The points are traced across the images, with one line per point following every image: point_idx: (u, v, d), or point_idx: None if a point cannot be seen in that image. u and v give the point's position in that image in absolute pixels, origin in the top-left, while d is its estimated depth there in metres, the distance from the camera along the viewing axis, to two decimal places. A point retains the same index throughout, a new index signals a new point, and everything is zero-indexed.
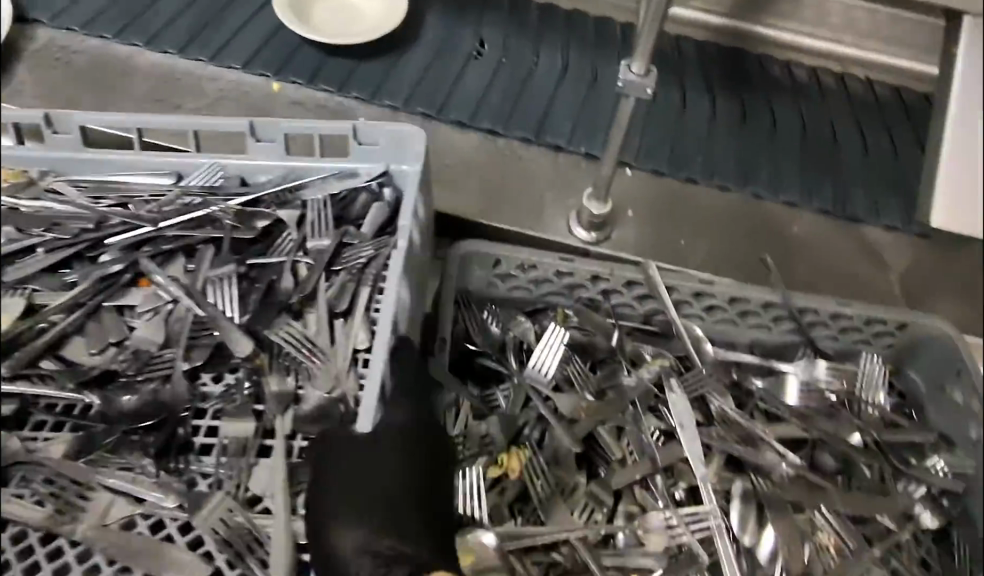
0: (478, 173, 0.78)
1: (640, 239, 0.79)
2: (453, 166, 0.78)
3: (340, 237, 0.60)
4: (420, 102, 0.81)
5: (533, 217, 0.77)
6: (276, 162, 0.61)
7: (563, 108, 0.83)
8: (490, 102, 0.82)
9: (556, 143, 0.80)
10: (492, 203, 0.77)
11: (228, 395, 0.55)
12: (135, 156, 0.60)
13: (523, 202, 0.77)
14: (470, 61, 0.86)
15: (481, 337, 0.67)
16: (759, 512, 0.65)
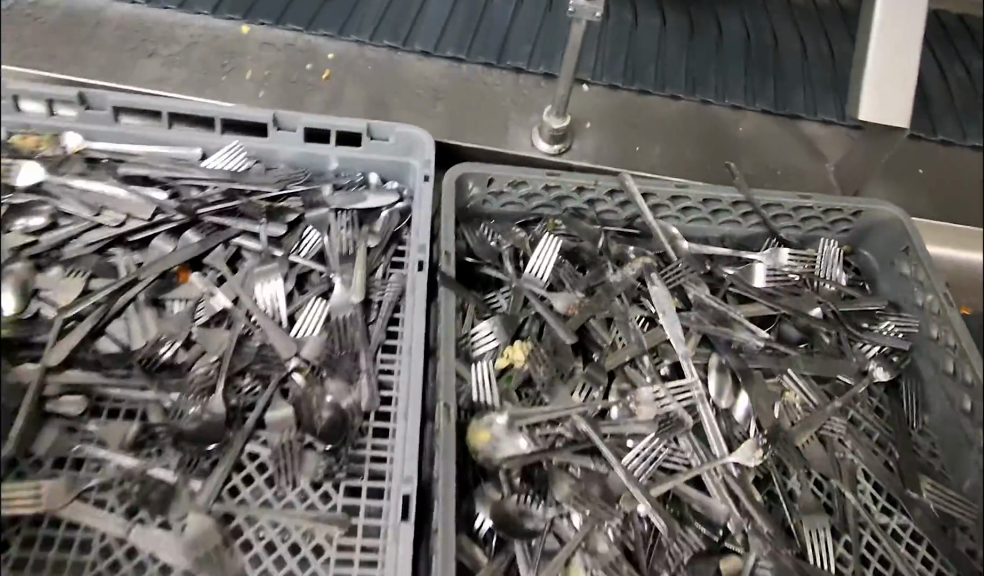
0: (446, 99, 0.85)
1: (599, 146, 0.86)
2: (423, 93, 0.84)
3: (360, 238, 0.69)
4: (385, 36, 0.86)
5: (498, 135, 0.83)
6: (295, 148, 0.72)
7: (521, 32, 0.89)
8: (451, 30, 0.88)
9: (516, 65, 0.87)
10: (459, 125, 0.84)
11: (262, 359, 0.60)
12: (167, 132, 0.69)
13: (491, 123, 0.84)
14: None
15: (481, 247, 0.73)
16: (735, 381, 0.72)
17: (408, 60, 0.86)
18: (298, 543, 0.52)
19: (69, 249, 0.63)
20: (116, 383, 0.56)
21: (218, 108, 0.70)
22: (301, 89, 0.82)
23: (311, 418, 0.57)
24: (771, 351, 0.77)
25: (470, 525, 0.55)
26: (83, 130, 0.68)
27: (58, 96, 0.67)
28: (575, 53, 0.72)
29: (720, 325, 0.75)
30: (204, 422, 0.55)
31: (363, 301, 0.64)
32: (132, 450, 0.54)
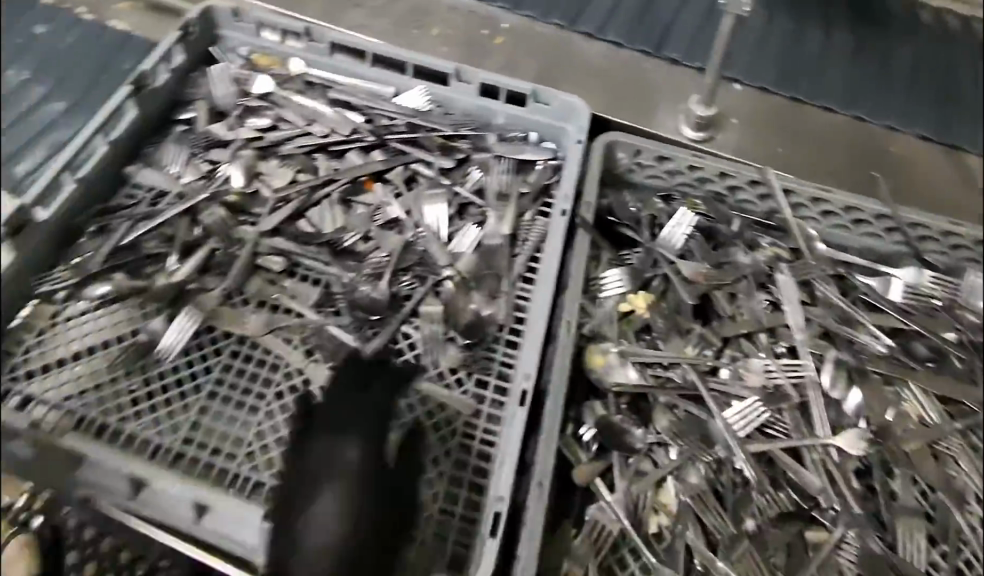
0: (602, 77, 0.94)
1: (740, 141, 0.92)
2: (581, 69, 0.95)
3: (515, 181, 0.77)
4: (555, 14, 0.98)
5: (645, 115, 0.92)
6: (473, 100, 0.80)
7: (679, 28, 0.98)
8: (615, 20, 0.98)
9: (673, 57, 0.96)
10: (611, 101, 0.93)
11: (425, 266, 0.68)
12: (370, 70, 0.80)
13: (639, 104, 0.93)
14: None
15: (622, 210, 0.78)
16: (849, 379, 0.72)
17: (572, 37, 0.97)
18: (426, 412, 0.60)
19: (282, 148, 0.73)
20: (304, 255, 0.65)
21: (416, 57, 0.80)
22: (476, 47, 0.95)
23: (454, 321, 0.65)
24: (895, 361, 0.75)
25: (577, 437, 0.59)
26: (307, 58, 0.80)
27: (288, 28, 0.80)
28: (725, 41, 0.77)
29: (842, 324, 0.75)
30: (367, 298, 0.63)
31: (512, 234, 0.72)
32: (295, 310, 0.62)
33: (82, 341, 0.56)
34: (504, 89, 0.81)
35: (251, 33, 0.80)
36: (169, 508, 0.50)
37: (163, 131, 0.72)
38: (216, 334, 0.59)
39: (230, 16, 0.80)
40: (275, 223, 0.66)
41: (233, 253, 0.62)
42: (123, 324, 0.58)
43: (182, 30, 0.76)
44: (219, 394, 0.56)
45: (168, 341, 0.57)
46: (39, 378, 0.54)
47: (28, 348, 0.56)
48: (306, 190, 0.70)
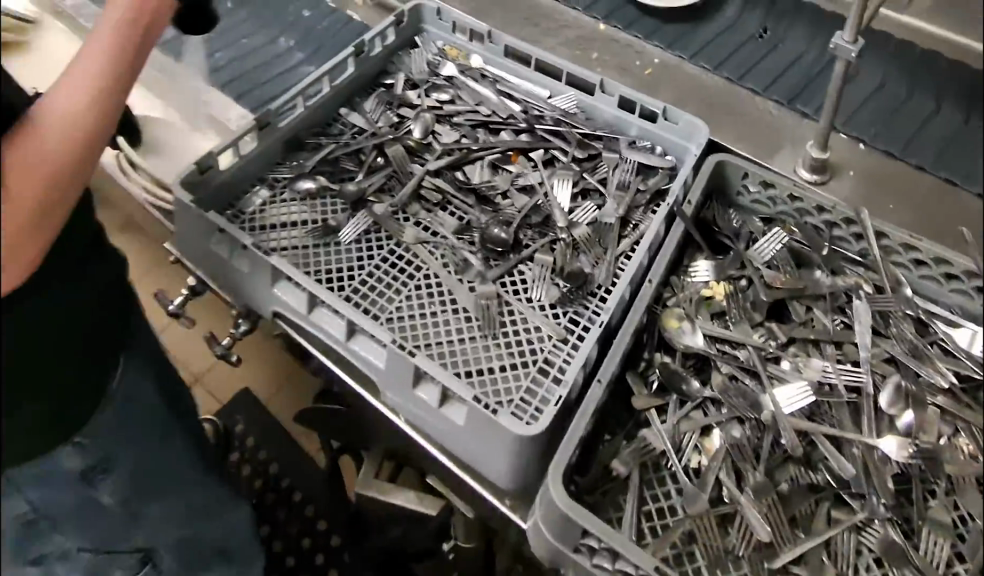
0: (735, 115, 1.06)
1: (852, 192, 0.97)
2: (717, 105, 1.07)
3: (631, 176, 0.90)
4: (703, 59, 1.12)
5: (767, 152, 1.02)
6: (611, 110, 0.96)
7: (814, 87, 1.08)
8: (755, 70, 1.10)
9: (803, 111, 1.05)
10: (740, 135, 1.04)
11: (543, 225, 0.83)
12: (533, 72, 0.99)
13: (764, 142, 1.03)
14: (752, 40, 1.15)
15: (724, 223, 0.88)
16: (905, 404, 0.73)
17: (714, 79, 1.10)
18: (519, 326, 0.72)
19: (451, 117, 0.94)
20: (452, 195, 0.83)
21: (568, 65, 0.97)
22: (626, 73, 1.12)
23: (559, 268, 0.78)
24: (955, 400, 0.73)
25: (643, 375, 0.72)
26: (487, 55, 1.01)
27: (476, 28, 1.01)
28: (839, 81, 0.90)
29: (912, 357, 0.76)
30: (494, 235, 0.79)
31: (623, 218, 0.85)
32: (437, 234, 0.79)
33: (289, 215, 0.78)
34: (640, 104, 0.95)
35: (448, 31, 1.03)
36: (329, 325, 0.66)
37: (368, 90, 0.97)
38: (376, 231, 0.79)
39: (434, 16, 1.03)
40: (438, 170, 0.86)
41: (402, 180, 0.84)
42: (317, 204, 0.80)
43: (397, 19, 1.00)
44: (375, 274, 0.74)
45: (346, 232, 0.77)
46: (260, 230, 0.76)
47: (251, 210, 0.78)
48: (461, 149, 0.89)
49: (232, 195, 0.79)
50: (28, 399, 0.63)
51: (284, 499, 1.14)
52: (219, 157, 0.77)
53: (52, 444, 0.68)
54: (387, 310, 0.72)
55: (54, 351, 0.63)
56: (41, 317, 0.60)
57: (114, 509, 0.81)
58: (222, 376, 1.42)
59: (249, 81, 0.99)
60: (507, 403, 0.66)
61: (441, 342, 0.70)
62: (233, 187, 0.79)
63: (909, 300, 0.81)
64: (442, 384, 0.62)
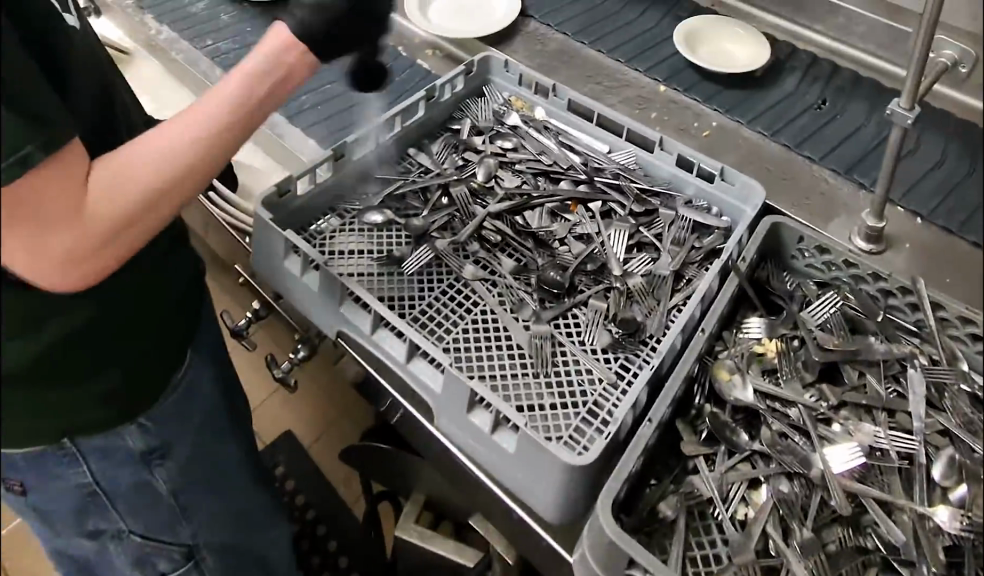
0: (790, 180, 1.08)
1: (909, 264, 0.98)
2: (773, 170, 1.09)
3: (686, 229, 0.93)
4: (761, 125, 1.15)
5: (822, 219, 1.03)
6: (669, 167, 1.00)
7: (872, 158, 1.09)
8: (812, 139, 1.13)
9: (861, 182, 1.06)
10: (796, 202, 1.06)
11: (599, 274, 0.85)
12: (595, 128, 1.04)
13: (820, 209, 1.04)
14: (811, 110, 1.17)
15: (778, 283, 0.90)
16: (959, 474, 0.71)
17: (772, 145, 1.13)
18: (571, 368, 0.74)
19: (515, 164, 0.99)
20: (517, 234, 0.87)
21: (630, 122, 1.02)
22: (685, 134, 1.15)
23: (612, 315, 0.80)
24: None
25: (693, 424, 0.73)
26: (551, 108, 1.07)
27: (543, 82, 1.07)
28: (896, 149, 0.95)
29: (966, 431, 0.74)
30: (551, 277, 0.82)
31: (677, 272, 0.87)
32: (496, 272, 0.82)
33: (357, 245, 0.83)
34: (698, 165, 0.99)
35: (515, 83, 1.09)
36: (387, 350, 0.69)
37: (434, 133, 1.03)
38: (437, 266, 0.82)
39: (502, 69, 1.10)
40: (500, 213, 0.90)
41: (463, 219, 0.88)
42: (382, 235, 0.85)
43: (467, 67, 1.07)
44: (434, 305, 0.78)
45: (409, 263, 0.81)
46: (329, 256, 0.81)
47: (319, 237, 0.83)
48: (523, 195, 0.92)
49: (303, 220, 0.85)
50: (108, 372, 0.71)
51: (318, 547, 1.16)
52: (297, 183, 0.83)
53: (125, 421, 0.76)
54: (444, 340, 0.74)
55: (132, 330, 0.72)
56: (117, 303, 0.69)
57: (164, 501, 0.83)
58: (278, 405, 1.47)
59: (328, 119, 1.05)
60: (556, 436, 0.67)
61: (494, 375, 0.72)
62: (305, 212, 0.85)
63: (965, 375, 0.79)
64: (494, 409, 0.63)
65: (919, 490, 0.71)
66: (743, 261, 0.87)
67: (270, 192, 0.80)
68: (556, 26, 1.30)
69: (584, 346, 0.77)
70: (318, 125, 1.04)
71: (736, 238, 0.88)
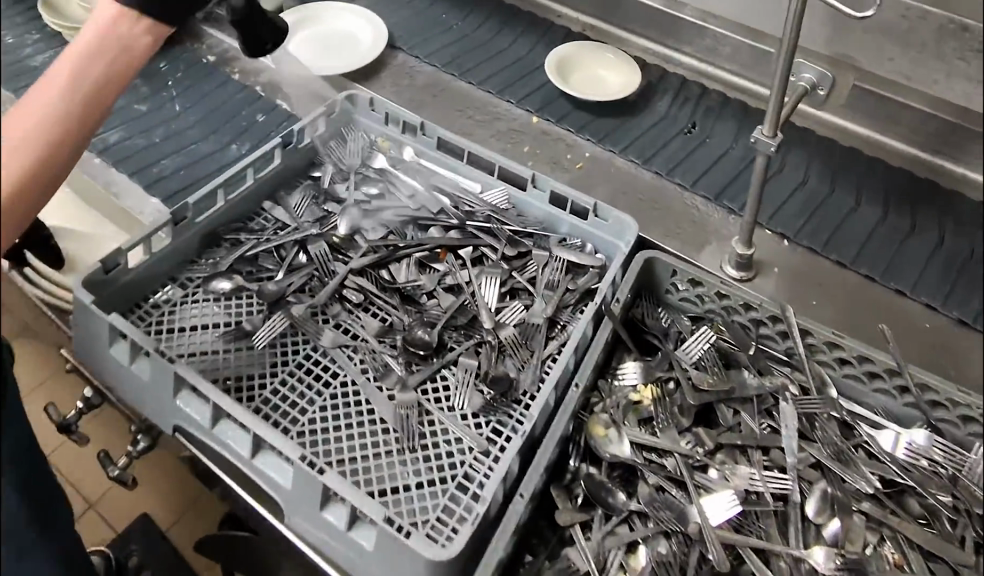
0: (662, 210, 1.07)
1: (777, 290, 0.97)
2: (646, 199, 1.09)
3: (563, 273, 0.92)
4: (633, 152, 1.15)
5: (695, 248, 1.02)
6: (541, 205, 0.98)
7: (741, 181, 1.10)
8: (686, 165, 1.13)
9: (730, 208, 1.06)
10: (671, 232, 1.05)
11: (470, 331, 0.82)
12: (464, 165, 1.00)
13: (694, 239, 1.04)
14: (680, 134, 1.18)
15: (653, 322, 0.88)
16: (831, 508, 0.73)
17: (642, 173, 1.13)
18: (440, 441, 0.71)
19: (379, 211, 0.95)
20: (384, 292, 0.84)
21: (500, 158, 0.99)
22: (559, 168, 1.13)
23: (483, 375, 0.76)
24: (877, 504, 0.74)
25: (568, 488, 0.71)
26: (417, 145, 1.02)
27: (408, 119, 1.02)
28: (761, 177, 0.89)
29: (836, 462, 0.76)
30: (418, 339, 0.79)
31: (550, 319, 0.86)
32: (361, 338, 0.79)
33: (209, 319, 0.78)
34: (571, 201, 0.97)
35: (379, 122, 1.04)
36: (229, 445, 0.63)
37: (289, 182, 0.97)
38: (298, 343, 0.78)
39: (366, 107, 1.04)
40: (364, 270, 0.86)
41: (324, 279, 0.84)
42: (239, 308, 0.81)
43: (327, 108, 1.01)
44: (288, 383, 0.74)
45: (260, 335, 0.77)
46: (173, 335, 0.75)
47: (160, 312, 0.77)
48: (388, 245, 0.89)
49: (141, 291, 0.78)
50: None
51: None
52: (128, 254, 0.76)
53: None
54: (298, 424, 0.70)
55: None
56: None
57: None
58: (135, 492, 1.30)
59: (181, 183, 1.00)
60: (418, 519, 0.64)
61: (355, 456, 0.69)
62: (143, 284, 0.78)
63: (835, 402, 0.82)
64: (350, 504, 0.58)
65: (794, 530, 0.71)
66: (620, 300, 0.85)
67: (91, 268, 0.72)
68: (423, 57, 1.26)
69: (453, 413, 0.74)
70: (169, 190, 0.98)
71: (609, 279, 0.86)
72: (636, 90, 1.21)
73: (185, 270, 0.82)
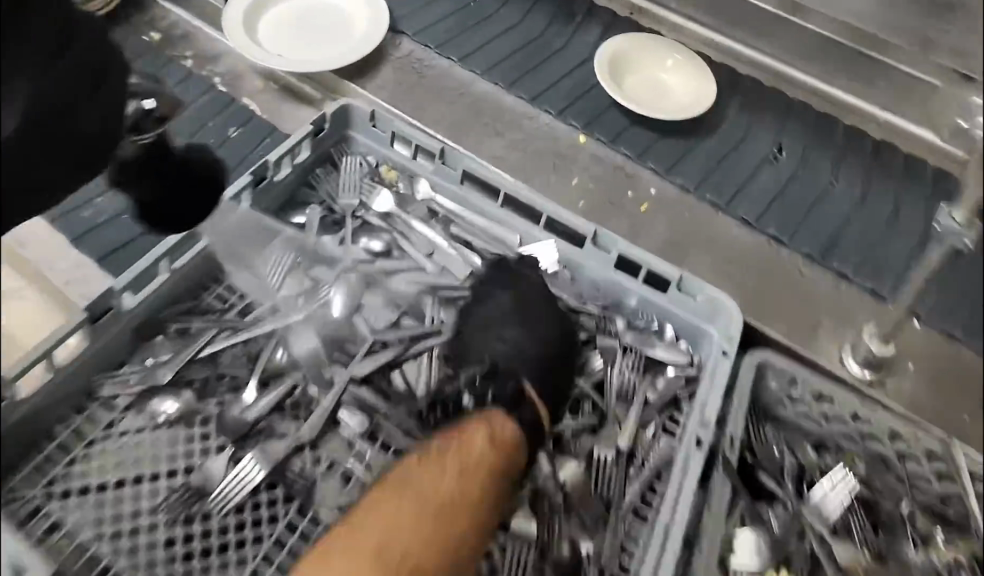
0: (754, 276, 0.86)
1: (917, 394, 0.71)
2: (733, 261, 0.88)
3: (642, 376, 0.69)
4: (709, 189, 0.92)
5: (805, 336, 0.81)
6: (603, 272, 0.71)
7: (852, 230, 0.88)
8: (778, 208, 0.91)
9: (840, 270, 0.85)
10: (771, 308, 0.83)
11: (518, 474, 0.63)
12: (499, 211, 0.73)
13: (801, 323, 0.83)
14: (765, 163, 0.94)
15: (764, 454, 0.63)
16: None
17: (724, 219, 0.90)
18: None
19: (384, 284, 0.70)
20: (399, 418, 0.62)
21: (550, 206, 0.72)
22: (620, 212, 0.90)
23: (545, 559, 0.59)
24: None
25: None
26: (433, 179, 0.74)
27: (423, 143, 0.74)
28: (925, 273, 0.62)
29: None
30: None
31: (628, 452, 0.64)
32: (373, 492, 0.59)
33: (142, 461, 0.59)
34: (647, 268, 0.70)
35: (383, 143, 0.76)
36: None
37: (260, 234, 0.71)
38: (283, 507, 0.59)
39: (365, 121, 0.75)
40: (371, 378, 0.64)
41: (316, 394, 0.63)
42: (201, 445, 0.60)
43: (315, 126, 0.73)
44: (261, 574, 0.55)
45: (215, 496, 0.57)
46: (90, 496, 0.57)
47: (73, 456, 0.58)
48: (398, 334, 0.66)
49: (48, 423, 0.58)
50: None
51: None
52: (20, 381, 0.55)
53: None
54: None
55: None
56: None
57: None
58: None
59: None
60: (480, 387, 0.61)
61: None
62: (46, 409, 0.58)
63: None
64: None
65: None
66: (730, 452, 0.60)
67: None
68: (435, 48, 0.98)
69: None
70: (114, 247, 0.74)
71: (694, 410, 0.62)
72: (710, 105, 0.96)
73: (117, 382, 0.61)
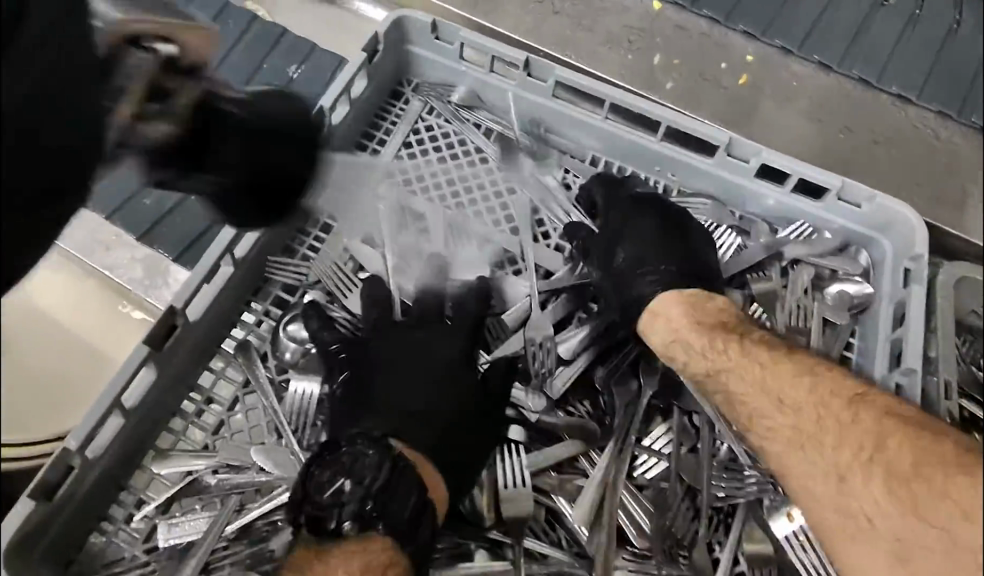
0: (883, 152, 0.74)
1: None
2: (844, 136, 0.75)
3: (820, 303, 0.63)
4: (816, 49, 0.76)
5: (954, 213, 0.73)
6: (737, 179, 0.64)
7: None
8: (900, 59, 0.75)
9: (980, 124, 0.74)
10: (906, 181, 0.74)
11: (675, 459, 0.58)
12: (602, 124, 0.66)
13: (945, 194, 0.74)
14: (876, 8, 0.77)
15: (971, 375, 0.60)
16: None
17: (839, 82, 0.76)
18: None
19: (472, 229, 0.64)
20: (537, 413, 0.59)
21: (657, 108, 0.63)
22: (712, 90, 0.75)
23: (730, 543, 0.55)
24: None
25: None
26: (514, 93, 0.67)
27: (501, 55, 0.66)
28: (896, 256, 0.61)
29: None
30: (630, 507, 0.56)
31: None
32: (543, 493, 0.57)
33: (250, 501, 0.55)
34: (797, 176, 0.62)
35: (451, 56, 0.68)
36: None
37: (291, 242, 0.64)
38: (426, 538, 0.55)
39: (426, 33, 0.67)
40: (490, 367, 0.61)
41: None
42: None
43: (367, 51, 0.65)
44: None
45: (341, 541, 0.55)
46: (194, 548, 0.53)
47: (171, 497, 0.55)
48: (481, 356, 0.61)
49: (118, 473, 0.54)
50: None
51: None
52: (84, 448, 0.50)
53: None
54: None
55: None
56: None
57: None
58: (785, 446, 0.48)
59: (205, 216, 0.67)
60: (362, 444, 0.50)
61: None
62: (125, 458, 0.54)
63: None
64: None
65: None
66: (945, 402, 0.55)
67: (24, 522, 0.47)
68: None
69: None
70: (177, 244, 0.65)
71: (884, 350, 0.58)
72: None
73: (202, 401, 0.58)
